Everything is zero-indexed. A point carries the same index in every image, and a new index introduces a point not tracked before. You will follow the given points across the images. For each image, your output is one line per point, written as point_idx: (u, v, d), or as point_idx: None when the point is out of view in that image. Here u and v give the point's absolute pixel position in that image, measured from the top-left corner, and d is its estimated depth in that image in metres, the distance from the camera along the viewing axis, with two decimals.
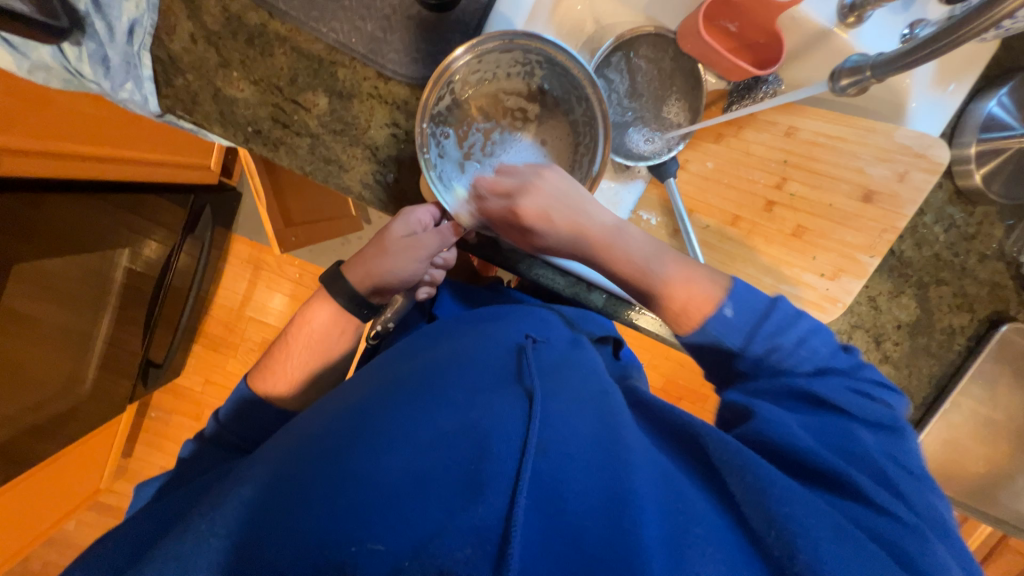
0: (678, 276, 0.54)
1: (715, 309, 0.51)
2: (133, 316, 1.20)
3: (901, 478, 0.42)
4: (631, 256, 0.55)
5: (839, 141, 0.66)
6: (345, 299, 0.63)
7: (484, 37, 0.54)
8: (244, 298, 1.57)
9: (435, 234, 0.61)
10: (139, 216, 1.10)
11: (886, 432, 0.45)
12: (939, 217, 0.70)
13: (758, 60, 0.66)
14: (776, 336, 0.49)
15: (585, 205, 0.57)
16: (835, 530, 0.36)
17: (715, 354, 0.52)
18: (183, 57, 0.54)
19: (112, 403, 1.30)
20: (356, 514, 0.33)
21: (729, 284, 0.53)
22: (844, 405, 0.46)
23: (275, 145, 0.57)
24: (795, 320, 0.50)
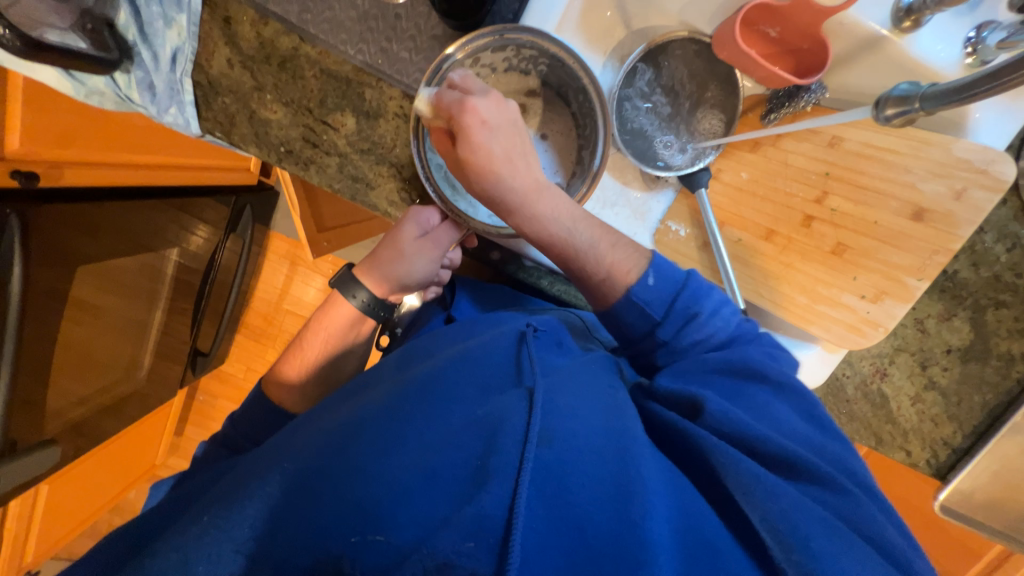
0: (601, 243, 0.55)
1: (636, 279, 0.54)
2: (183, 307, 1.29)
3: (824, 440, 0.44)
4: (556, 214, 0.53)
5: (889, 153, 0.62)
6: (363, 305, 0.66)
7: (475, 35, 0.52)
8: (282, 291, 1.64)
9: (444, 230, 0.61)
10: (191, 216, 1.17)
11: (795, 396, 0.48)
12: (1001, 235, 0.64)
13: (801, 67, 0.61)
14: (692, 307, 0.52)
15: (524, 145, 0.54)
16: (828, 526, 0.36)
17: (638, 332, 0.55)
18: (221, 81, 0.56)
19: (166, 387, 1.41)
20: (368, 507, 0.35)
21: (649, 256, 0.55)
22: (760, 369, 0.49)
23: (306, 164, 0.59)
24: (755, 337, 0.55)
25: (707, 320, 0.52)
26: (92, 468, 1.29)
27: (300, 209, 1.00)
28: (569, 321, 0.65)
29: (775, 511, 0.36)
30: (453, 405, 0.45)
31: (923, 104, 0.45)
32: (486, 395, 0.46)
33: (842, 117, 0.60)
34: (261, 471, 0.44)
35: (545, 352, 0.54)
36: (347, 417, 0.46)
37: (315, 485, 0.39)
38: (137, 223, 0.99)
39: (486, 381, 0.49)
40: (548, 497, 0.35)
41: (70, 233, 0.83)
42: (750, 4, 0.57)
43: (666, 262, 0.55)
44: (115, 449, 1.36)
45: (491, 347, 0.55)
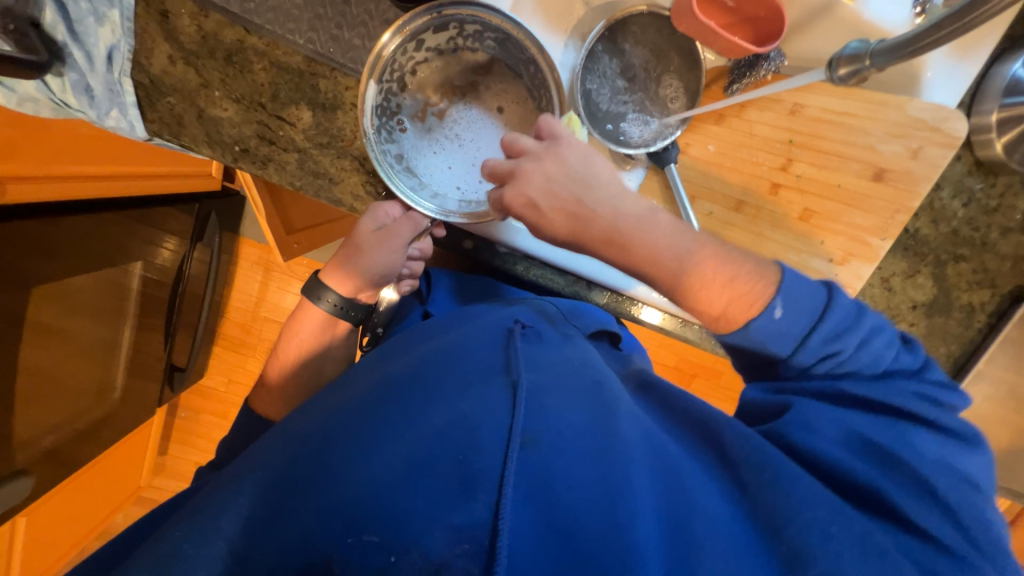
0: (715, 279, 0.48)
1: (760, 313, 0.46)
2: (155, 322, 1.24)
3: (952, 488, 0.39)
4: (655, 251, 0.50)
5: (848, 117, 0.63)
6: (331, 307, 0.64)
7: (413, 13, 0.50)
8: (258, 299, 1.60)
9: (406, 220, 0.59)
10: (156, 228, 1.13)
11: (966, 445, 0.42)
12: (958, 190, 0.66)
13: (760, 35, 0.62)
14: (834, 342, 0.45)
15: (581, 195, 0.51)
16: (862, 541, 0.36)
17: (761, 360, 0.48)
18: (164, 80, 0.54)
19: (144, 406, 1.36)
20: (353, 508, 0.35)
21: (777, 277, 0.47)
22: (913, 411, 0.43)
23: (264, 162, 0.57)
24: (857, 320, 0.45)
25: (852, 357, 0.45)
26: (73, 496, 1.25)
27: (266, 213, 0.96)
28: (547, 310, 0.65)
29: (796, 513, 0.37)
30: (437, 401, 0.44)
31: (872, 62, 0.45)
32: (470, 388, 0.45)
33: (799, 83, 0.59)
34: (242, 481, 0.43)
35: (529, 347, 0.54)
36: (329, 417, 0.46)
37: (299, 491, 0.38)
38: (95, 238, 0.95)
39: (469, 373, 0.48)
40: (536, 498, 0.36)
41: (18, 252, 0.78)
42: None
43: (801, 283, 0.46)
44: (96, 475, 1.32)
45: (472, 341, 0.55)
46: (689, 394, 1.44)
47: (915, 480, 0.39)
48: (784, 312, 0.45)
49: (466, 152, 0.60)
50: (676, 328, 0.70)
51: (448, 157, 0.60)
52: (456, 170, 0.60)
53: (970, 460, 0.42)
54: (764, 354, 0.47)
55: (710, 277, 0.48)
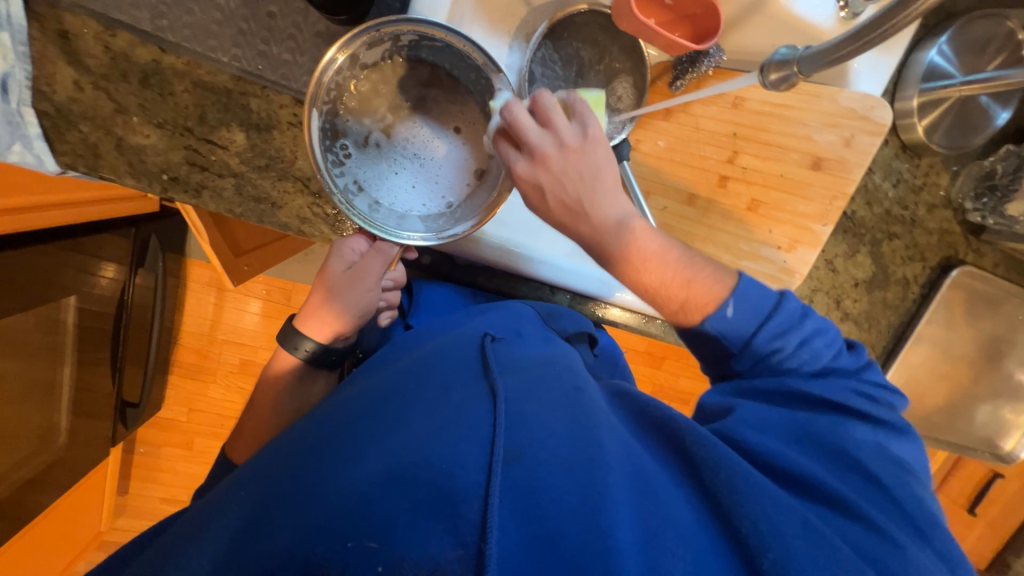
0: (674, 281, 0.50)
1: (714, 310, 0.49)
2: (99, 357, 1.16)
3: (886, 471, 0.43)
4: (625, 257, 0.50)
5: (786, 109, 0.65)
6: (308, 354, 0.60)
7: (350, 37, 0.48)
8: (213, 321, 1.51)
9: (375, 256, 0.57)
10: (87, 254, 1.04)
11: (898, 434, 0.47)
12: (887, 173, 0.70)
13: (697, 32, 0.63)
14: (777, 341, 0.48)
15: (585, 193, 0.49)
16: (805, 528, 0.37)
17: (715, 356, 0.51)
18: (73, 108, 0.49)
19: (97, 447, 1.27)
20: (336, 522, 0.34)
21: (734, 276, 0.50)
22: (850, 406, 0.46)
23: (197, 190, 0.53)
24: (798, 322, 0.49)
25: (792, 356, 0.49)
26: (27, 551, 1.16)
27: (208, 237, 0.89)
28: (518, 315, 0.64)
29: (751, 509, 0.38)
30: (416, 413, 0.44)
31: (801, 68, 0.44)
32: (448, 395, 0.46)
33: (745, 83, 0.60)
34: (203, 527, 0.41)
35: (508, 356, 0.54)
36: (301, 441, 0.44)
37: (275, 515, 0.37)
38: (16, 275, 0.86)
39: (446, 382, 0.48)
40: (521, 511, 0.36)
41: None
42: None
43: (753, 286, 0.50)
44: (52, 525, 1.23)
45: (442, 355, 0.54)
46: (661, 374, 1.48)
47: (847, 463, 0.43)
48: (735, 310, 0.49)
49: (427, 168, 0.58)
50: (640, 323, 0.72)
51: (408, 176, 0.57)
52: (418, 187, 0.57)
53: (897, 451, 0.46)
54: (718, 346, 0.50)
55: (654, 279, 0.51)
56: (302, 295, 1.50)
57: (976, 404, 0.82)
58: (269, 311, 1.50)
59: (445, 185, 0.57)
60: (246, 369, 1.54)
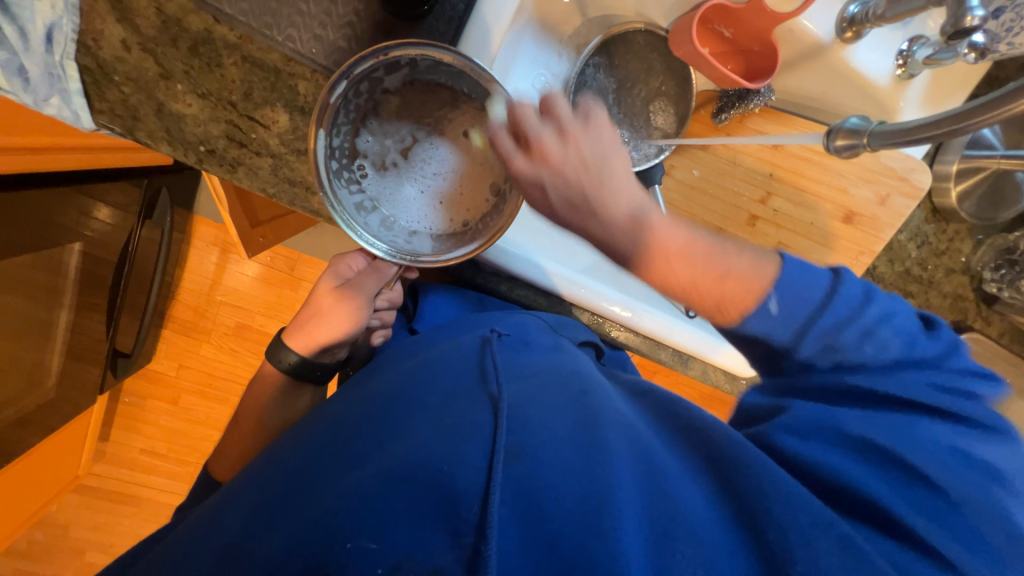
0: (704, 276, 0.43)
1: (757, 306, 0.42)
2: (98, 303, 1.15)
3: (959, 479, 0.37)
4: (646, 237, 0.43)
5: (825, 158, 0.66)
6: (288, 367, 0.63)
7: (356, 61, 0.44)
8: (213, 281, 1.49)
9: (371, 274, 0.63)
10: (86, 196, 0.99)
11: (996, 437, 0.40)
12: (915, 234, 0.71)
13: (750, 69, 0.62)
14: (835, 336, 0.41)
15: (601, 156, 0.45)
16: (839, 542, 0.34)
17: (756, 353, 0.45)
18: (116, 67, 0.47)
19: (84, 393, 1.26)
20: (341, 520, 0.34)
21: (778, 259, 0.43)
22: (930, 403, 0.40)
23: (232, 166, 0.51)
24: (860, 311, 0.41)
25: (856, 353, 0.41)
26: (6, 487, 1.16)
27: (228, 203, 0.89)
28: (532, 323, 0.64)
29: (771, 511, 0.36)
30: (426, 423, 0.43)
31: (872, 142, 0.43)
32: (452, 406, 0.46)
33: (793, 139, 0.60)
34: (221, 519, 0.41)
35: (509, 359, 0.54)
36: (318, 442, 0.45)
37: (284, 514, 0.37)
38: (16, 218, 0.84)
39: (453, 391, 0.48)
40: (522, 512, 0.36)
41: None
42: (707, 4, 0.56)
43: (799, 272, 0.42)
44: (32, 465, 1.23)
45: (452, 360, 0.55)
46: None
47: (901, 469, 0.38)
48: (779, 305, 0.41)
49: (447, 188, 0.55)
50: (651, 348, 0.71)
51: (423, 198, 0.54)
52: (435, 208, 0.54)
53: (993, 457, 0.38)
54: (759, 343, 0.44)
55: (689, 271, 0.43)
56: (306, 268, 1.48)
57: None
58: (271, 278, 1.49)
59: (456, 211, 0.54)
60: (241, 333, 1.53)
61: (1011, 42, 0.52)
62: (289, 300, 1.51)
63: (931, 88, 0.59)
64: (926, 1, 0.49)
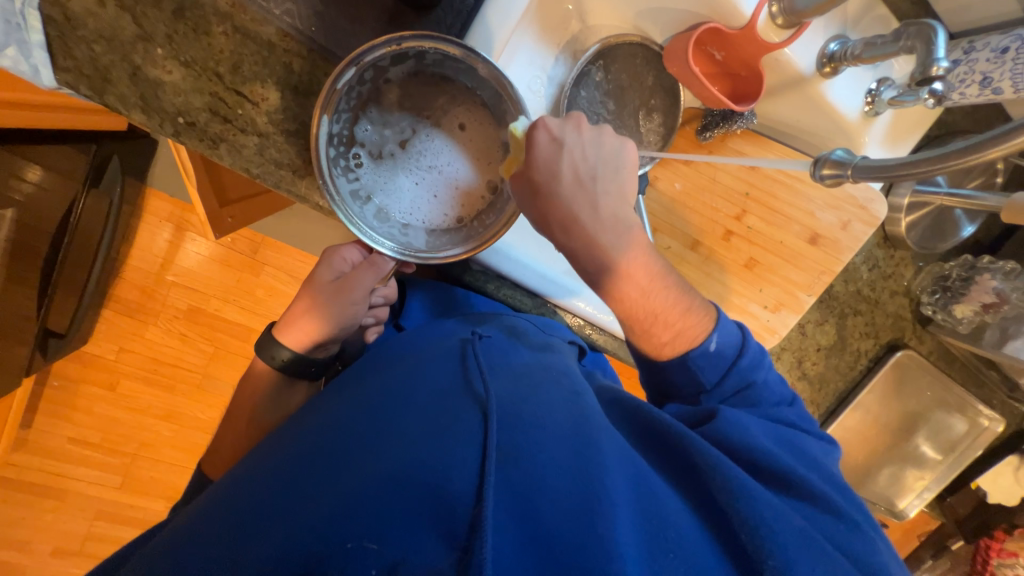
0: (672, 309, 0.51)
1: (700, 344, 0.51)
2: (28, 277, 1.03)
3: (837, 471, 0.48)
4: (625, 262, 0.49)
5: (797, 182, 0.70)
6: (281, 363, 0.62)
7: (367, 46, 0.44)
8: (165, 259, 1.39)
9: (366, 267, 0.61)
10: (14, 154, 0.91)
11: (829, 443, 0.53)
12: (867, 258, 0.78)
13: (736, 91, 0.65)
14: (749, 374, 0.53)
15: (596, 174, 0.48)
16: (801, 534, 0.38)
17: (683, 389, 0.53)
18: (87, 23, 0.43)
19: (8, 375, 1.14)
20: (325, 528, 0.33)
21: (714, 315, 0.53)
22: (798, 421, 0.52)
23: (214, 142, 0.48)
24: (763, 357, 0.54)
25: (760, 388, 0.53)
26: None
27: (195, 177, 0.84)
28: (522, 326, 0.64)
29: (756, 516, 0.38)
30: (415, 422, 0.43)
31: (855, 173, 0.47)
32: (436, 406, 0.45)
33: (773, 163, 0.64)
34: (198, 525, 0.39)
35: (492, 358, 0.54)
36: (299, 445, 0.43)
37: (270, 518, 0.36)
38: None
39: (438, 390, 0.48)
40: (518, 513, 0.36)
41: None
42: (705, 26, 0.58)
43: (728, 324, 0.53)
44: None
45: (439, 363, 0.54)
46: None
47: (817, 470, 0.46)
48: (719, 344, 0.52)
49: (443, 182, 0.54)
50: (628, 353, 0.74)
51: (420, 190, 0.53)
52: (430, 200, 0.54)
53: (822, 436, 0.53)
54: (695, 380, 0.52)
55: (657, 309, 0.51)
56: (270, 251, 1.41)
57: (888, 469, 0.93)
58: (230, 260, 1.40)
59: (452, 206, 0.54)
60: (194, 316, 1.43)
61: (962, 92, 0.58)
62: (249, 285, 1.43)
63: (894, 127, 0.65)
64: (898, 48, 0.53)
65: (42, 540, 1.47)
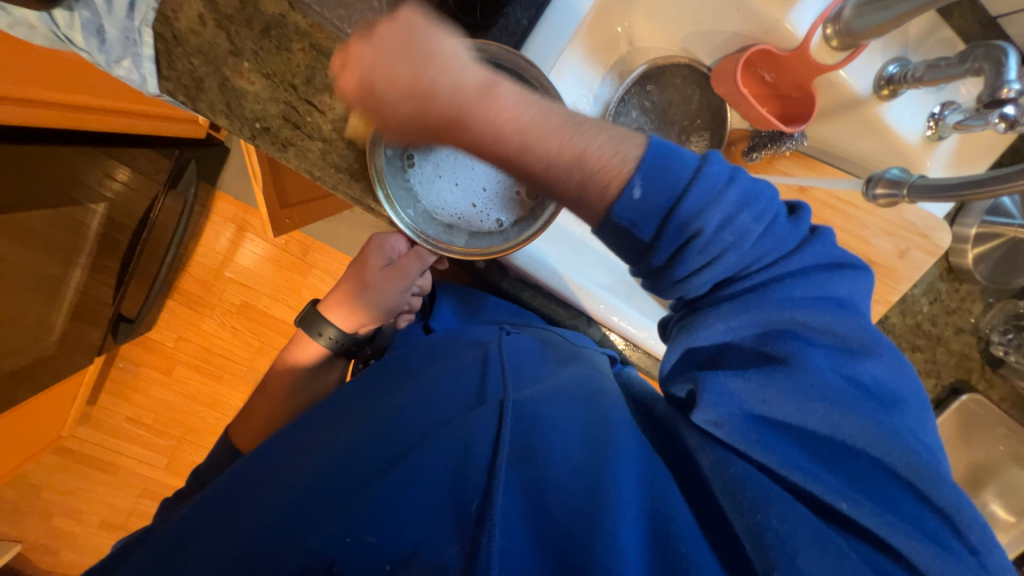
0: (570, 156, 0.38)
1: (619, 188, 0.38)
2: (109, 266, 1.15)
3: (878, 419, 0.38)
4: (505, 124, 0.38)
5: (850, 207, 0.67)
6: (327, 341, 0.67)
7: None
8: (225, 256, 1.50)
9: (414, 258, 0.65)
10: (117, 161, 1.02)
11: (859, 354, 0.40)
12: (928, 290, 0.73)
13: (785, 114, 0.65)
14: (699, 223, 0.37)
15: (418, 66, 0.39)
16: (817, 539, 0.35)
17: (629, 247, 0.40)
18: (190, 39, 0.49)
19: (83, 354, 1.26)
20: (351, 513, 0.36)
21: (643, 143, 0.38)
22: (805, 321, 0.39)
23: (284, 145, 0.53)
24: (722, 193, 0.38)
25: (720, 241, 0.38)
26: None
27: (263, 182, 0.91)
28: (552, 336, 0.64)
29: (763, 522, 0.36)
30: (439, 422, 0.44)
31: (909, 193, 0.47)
32: (463, 408, 0.46)
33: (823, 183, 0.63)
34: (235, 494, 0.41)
35: (514, 361, 0.54)
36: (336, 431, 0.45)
37: (301, 510, 0.38)
38: (44, 172, 0.86)
39: (466, 390, 0.49)
40: (529, 511, 0.37)
41: None
42: (756, 47, 0.58)
43: (668, 151, 0.38)
44: (19, 419, 1.22)
45: (461, 363, 0.55)
46: None
47: (845, 444, 0.38)
48: (644, 188, 0.37)
49: (486, 182, 0.57)
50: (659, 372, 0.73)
51: (464, 190, 0.56)
52: (471, 201, 0.57)
53: (865, 368, 0.39)
54: (632, 242, 0.39)
55: (558, 161, 0.38)
56: (319, 255, 1.50)
57: None
58: (282, 261, 1.49)
59: (495, 206, 0.57)
60: (245, 312, 1.53)
61: None
62: (297, 285, 1.51)
63: (960, 153, 0.62)
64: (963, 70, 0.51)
65: (94, 510, 1.59)
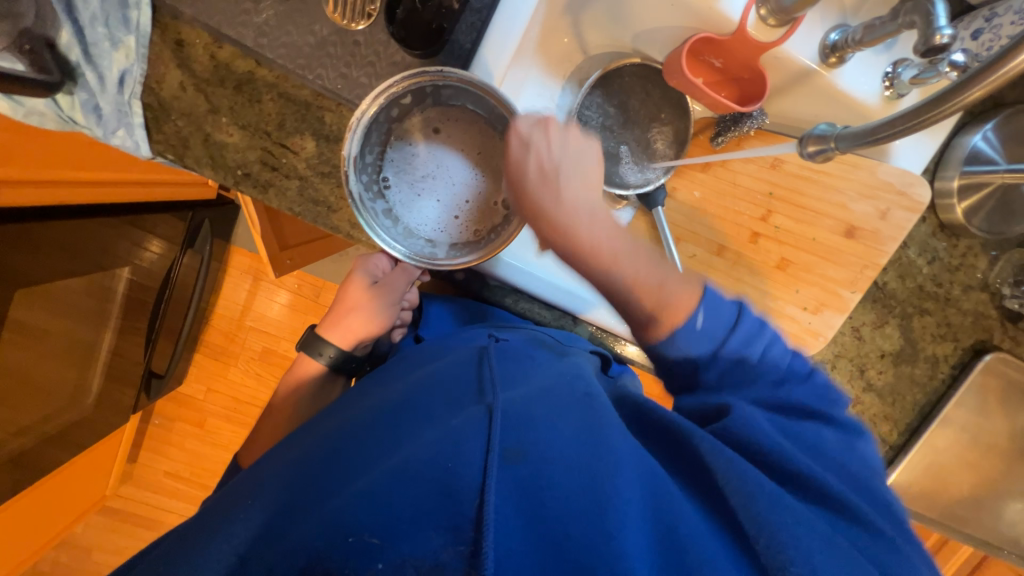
0: (648, 282, 0.49)
1: (685, 322, 0.48)
2: (138, 327, 1.23)
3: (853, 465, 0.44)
4: (608, 267, 0.50)
5: (823, 175, 0.67)
6: (328, 360, 0.70)
7: (387, 84, 0.51)
8: (244, 307, 1.58)
9: (399, 274, 0.69)
10: (140, 229, 1.11)
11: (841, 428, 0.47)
12: (923, 249, 0.71)
13: (744, 94, 0.65)
14: (742, 351, 0.48)
15: (558, 167, 0.52)
16: (827, 542, 0.36)
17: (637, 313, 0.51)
18: (173, 104, 0.55)
19: (119, 413, 1.33)
20: (341, 516, 0.34)
21: (703, 287, 0.50)
22: (808, 406, 0.47)
23: (264, 187, 0.57)
24: (760, 331, 0.49)
25: (758, 365, 0.48)
26: (38, 501, 1.21)
27: (260, 226, 0.98)
28: (541, 338, 0.64)
29: (770, 521, 0.36)
30: (432, 426, 0.44)
31: (838, 145, 0.50)
32: (450, 413, 0.45)
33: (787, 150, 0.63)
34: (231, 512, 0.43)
35: (504, 366, 0.54)
36: (324, 447, 0.47)
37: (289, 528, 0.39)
38: (76, 245, 0.94)
39: (450, 399, 0.48)
40: (526, 510, 0.35)
41: (10, 251, 0.80)
42: (695, 37, 0.61)
43: (720, 299, 0.49)
44: (65, 480, 1.29)
45: (452, 373, 0.55)
46: None
47: (841, 475, 0.43)
48: (704, 320, 0.48)
49: (460, 195, 0.60)
50: None
51: (440, 206, 0.60)
52: (448, 216, 0.60)
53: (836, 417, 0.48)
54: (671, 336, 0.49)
55: (624, 280, 0.50)
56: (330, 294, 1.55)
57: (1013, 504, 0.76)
58: (298, 305, 1.56)
59: (469, 217, 0.60)
60: (267, 357, 1.59)
61: None
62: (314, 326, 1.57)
63: None
64: (897, 26, 0.52)
65: None
